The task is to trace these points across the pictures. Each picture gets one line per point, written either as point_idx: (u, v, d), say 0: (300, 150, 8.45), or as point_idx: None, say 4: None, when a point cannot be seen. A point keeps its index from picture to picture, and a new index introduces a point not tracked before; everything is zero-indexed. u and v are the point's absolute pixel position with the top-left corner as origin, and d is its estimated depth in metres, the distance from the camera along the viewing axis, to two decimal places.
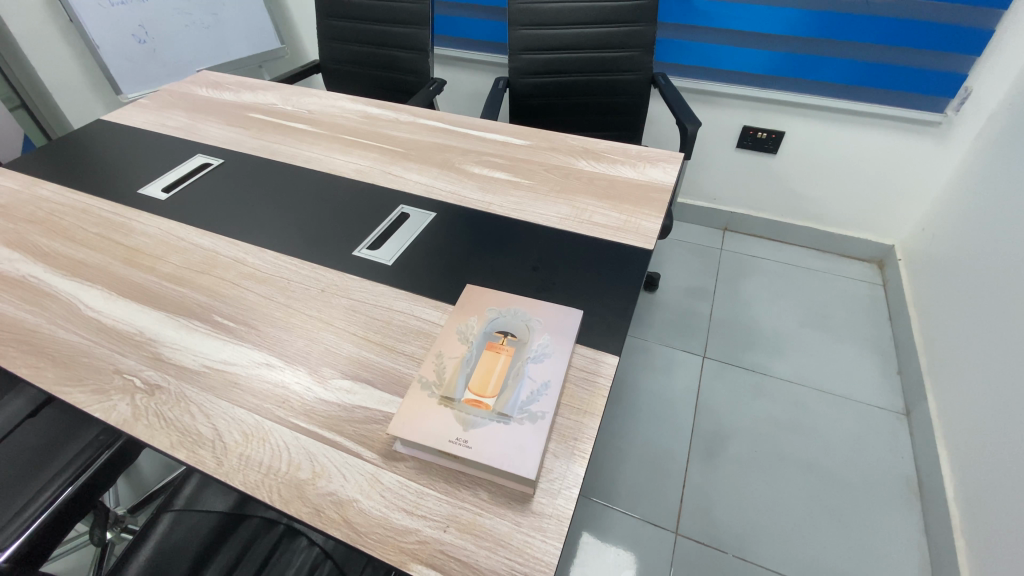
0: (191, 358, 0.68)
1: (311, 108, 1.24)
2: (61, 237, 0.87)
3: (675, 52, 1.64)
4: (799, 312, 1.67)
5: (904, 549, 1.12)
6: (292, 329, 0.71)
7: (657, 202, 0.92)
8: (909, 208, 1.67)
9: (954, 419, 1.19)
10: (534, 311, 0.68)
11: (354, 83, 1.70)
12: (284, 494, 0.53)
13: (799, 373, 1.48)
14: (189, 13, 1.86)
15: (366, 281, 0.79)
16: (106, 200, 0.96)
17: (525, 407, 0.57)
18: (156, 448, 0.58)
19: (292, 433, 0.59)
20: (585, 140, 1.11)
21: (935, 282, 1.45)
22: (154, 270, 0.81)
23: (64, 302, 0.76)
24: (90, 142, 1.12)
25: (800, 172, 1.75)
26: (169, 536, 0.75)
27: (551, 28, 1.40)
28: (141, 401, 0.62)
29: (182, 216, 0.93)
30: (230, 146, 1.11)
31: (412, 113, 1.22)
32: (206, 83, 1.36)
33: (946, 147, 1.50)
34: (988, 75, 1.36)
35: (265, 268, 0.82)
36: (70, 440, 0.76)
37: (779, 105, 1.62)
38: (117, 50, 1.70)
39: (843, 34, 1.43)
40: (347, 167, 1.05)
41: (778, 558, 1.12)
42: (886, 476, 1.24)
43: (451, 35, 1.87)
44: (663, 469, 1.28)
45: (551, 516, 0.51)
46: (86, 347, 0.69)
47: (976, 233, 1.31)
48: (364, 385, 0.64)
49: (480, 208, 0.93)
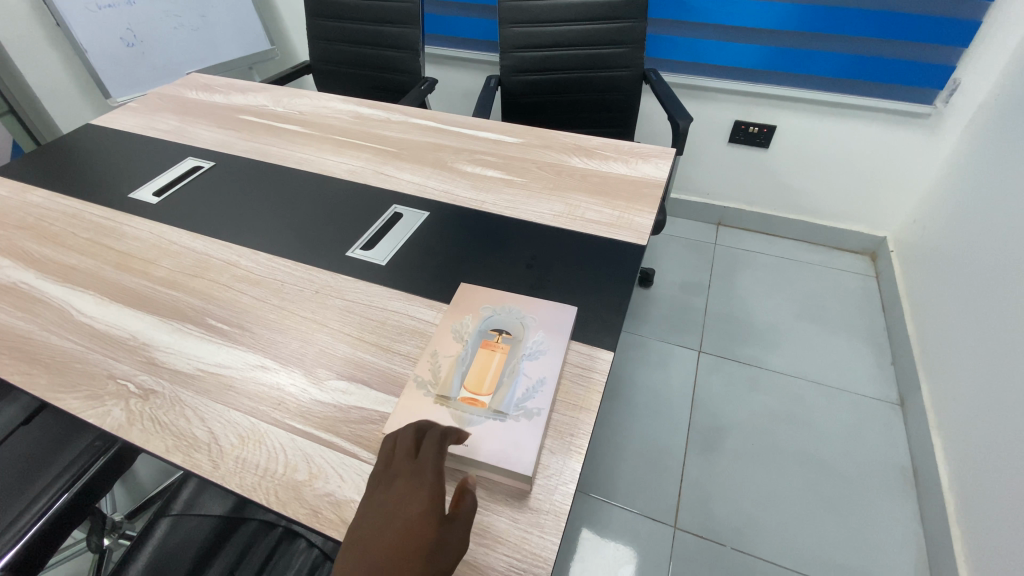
0: (184, 362, 0.67)
1: (301, 109, 1.23)
2: (51, 243, 0.87)
3: (667, 47, 1.64)
4: (793, 305, 1.68)
5: (900, 537, 1.13)
6: (288, 331, 0.71)
7: (650, 197, 0.92)
8: (899, 199, 1.68)
9: (949, 408, 1.20)
10: (530, 309, 0.68)
11: (345, 83, 1.70)
12: (281, 496, 0.53)
13: (794, 365, 1.49)
14: (177, 15, 1.84)
15: (360, 282, 0.79)
16: (96, 204, 0.95)
17: (521, 404, 0.57)
18: (152, 453, 0.58)
19: (288, 434, 0.59)
20: (577, 137, 1.11)
21: (928, 271, 1.46)
22: (147, 273, 0.81)
23: (56, 308, 0.75)
24: (79, 147, 1.11)
25: (791, 166, 1.76)
26: (166, 539, 0.75)
27: (541, 25, 1.39)
28: (136, 405, 0.62)
29: (173, 219, 0.92)
30: (221, 149, 1.10)
31: (404, 112, 1.22)
32: (196, 85, 1.35)
33: (938, 138, 1.51)
34: (976, 66, 1.37)
35: (258, 270, 0.82)
36: (65, 447, 0.75)
37: (770, 99, 1.63)
38: (104, 53, 1.68)
39: (832, 28, 1.44)
40: (340, 167, 1.04)
41: (776, 549, 1.13)
42: (881, 466, 1.25)
43: (442, 34, 1.87)
44: (661, 464, 1.28)
45: (549, 512, 0.51)
46: (79, 352, 0.69)
47: (967, 223, 1.32)
48: (360, 386, 0.64)
49: (473, 206, 0.93)
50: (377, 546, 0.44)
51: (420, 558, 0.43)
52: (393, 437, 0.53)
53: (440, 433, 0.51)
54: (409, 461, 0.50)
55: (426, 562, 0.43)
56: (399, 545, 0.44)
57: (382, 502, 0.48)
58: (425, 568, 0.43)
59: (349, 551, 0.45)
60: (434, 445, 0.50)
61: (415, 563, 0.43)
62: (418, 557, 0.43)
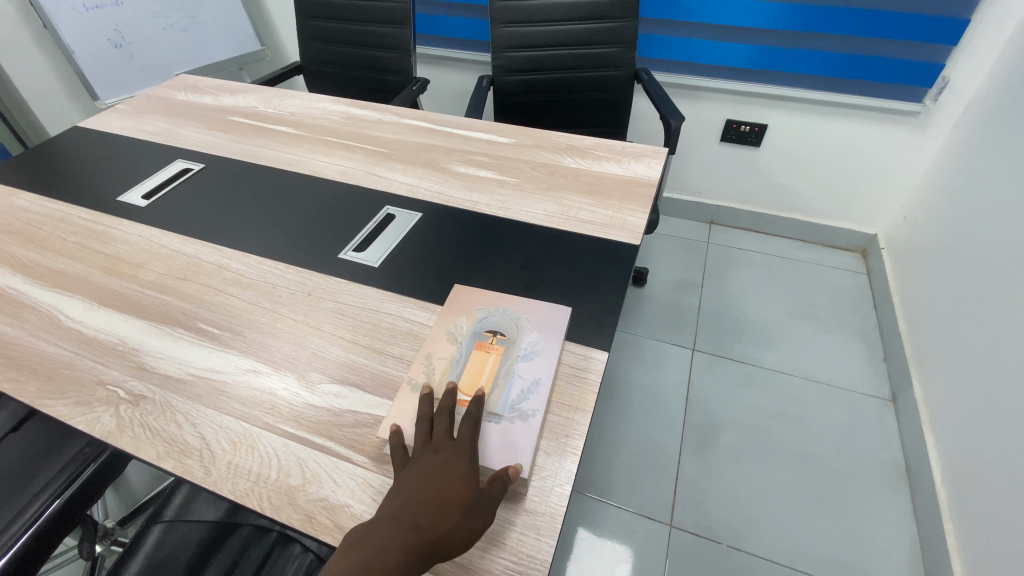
0: (174, 367, 0.67)
1: (292, 110, 1.22)
2: (39, 247, 0.86)
3: (659, 47, 1.64)
4: (786, 302, 1.69)
5: (893, 532, 1.14)
6: (280, 334, 0.71)
7: (643, 197, 0.93)
8: (890, 197, 1.69)
9: (940, 403, 1.21)
10: (524, 310, 0.68)
11: (336, 84, 1.69)
12: (274, 501, 0.53)
13: (787, 362, 1.50)
14: (166, 15, 1.82)
15: (353, 284, 0.79)
16: (84, 207, 0.94)
17: (515, 406, 0.57)
18: (142, 459, 0.57)
19: (281, 439, 0.58)
20: (570, 137, 1.11)
21: (918, 268, 1.48)
22: (136, 278, 0.80)
23: (44, 313, 0.74)
24: (66, 150, 1.10)
25: (783, 164, 1.76)
26: (159, 547, 0.74)
27: (533, 25, 1.39)
28: (126, 411, 0.61)
29: (162, 223, 0.91)
30: (210, 150, 1.09)
31: (396, 113, 1.21)
32: (185, 86, 1.34)
33: (927, 136, 1.52)
34: (964, 64, 1.38)
35: (249, 273, 0.81)
36: (54, 455, 0.74)
37: (762, 98, 1.64)
38: (92, 55, 1.67)
39: (823, 27, 1.44)
40: (331, 168, 1.04)
41: (771, 546, 1.13)
42: (875, 461, 1.26)
43: (433, 34, 1.86)
44: (656, 462, 1.29)
45: (544, 513, 0.51)
46: (68, 358, 0.68)
47: (957, 220, 1.33)
48: (353, 389, 0.63)
49: (466, 207, 0.93)
50: (418, 499, 0.47)
51: (457, 512, 0.46)
52: (428, 412, 0.55)
53: (476, 403, 0.54)
54: (445, 435, 0.52)
55: (461, 518, 0.46)
56: (438, 498, 0.47)
57: (422, 463, 0.50)
58: (460, 523, 0.46)
59: (392, 499, 0.48)
60: (469, 417, 0.53)
61: (452, 516, 0.46)
62: (454, 513, 0.46)
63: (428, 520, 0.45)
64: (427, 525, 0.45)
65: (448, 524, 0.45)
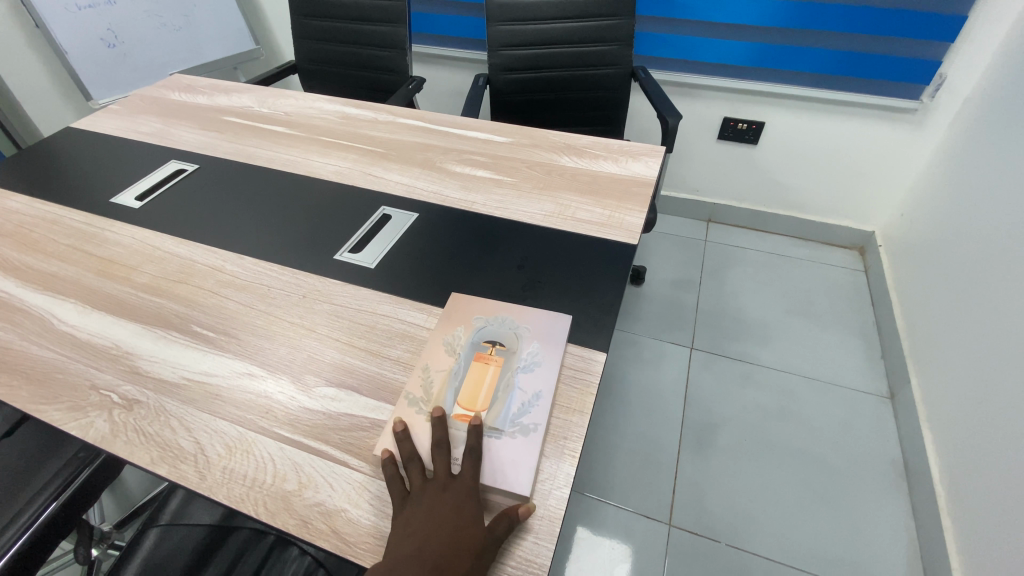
0: (168, 371, 0.66)
1: (287, 109, 1.22)
2: (31, 250, 0.85)
3: (656, 45, 1.63)
4: (784, 300, 1.68)
5: (891, 530, 1.15)
6: (275, 337, 0.70)
7: (641, 196, 0.92)
8: (887, 195, 1.69)
9: (938, 401, 1.21)
10: (523, 318, 0.68)
11: (331, 83, 1.68)
12: (270, 507, 0.52)
13: (785, 360, 1.50)
14: (159, 14, 1.81)
15: (349, 286, 0.78)
16: (76, 210, 0.93)
17: (516, 420, 0.56)
18: (136, 464, 0.56)
19: (277, 443, 0.58)
20: (567, 136, 1.10)
21: (916, 265, 1.47)
22: (129, 280, 0.79)
23: (37, 317, 0.74)
24: (58, 151, 1.08)
25: (781, 162, 1.76)
26: (155, 552, 0.73)
27: (529, 23, 1.39)
28: (120, 416, 0.61)
29: (156, 225, 0.90)
30: (204, 151, 1.08)
31: (391, 112, 1.21)
32: (179, 86, 1.33)
33: (923, 133, 1.52)
34: (961, 61, 1.38)
35: (244, 275, 0.80)
36: (50, 459, 0.74)
37: (760, 96, 1.63)
38: (85, 55, 1.65)
39: (821, 24, 1.44)
40: (327, 168, 1.03)
41: (770, 545, 1.13)
42: (872, 459, 1.27)
43: (428, 32, 1.85)
44: (655, 461, 1.29)
45: (543, 516, 0.51)
46: (60, 363, 0.67)
47: (954, 217, 1.33)
48: (349, 392, 0.63)
49: (463, 207, 0.92)
50: (433, 541, 0.47)
51: (470, 553, 0.46)
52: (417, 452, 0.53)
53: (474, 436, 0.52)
54: (445, 472, 0.52)
55: (474, 559, 0.46)
56: (452, 539, 0.47)
57: (429, 502, 0.50)
58: (474, 564, 0.46)
59: (406, 538, 0.47)
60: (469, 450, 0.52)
61: (466, 557, 0.46)
62: (468, 554, 0.46)
63: (445, 562, 0.45)
64: (444, 567, 0.45)
65: (463, 565, 0.45)
